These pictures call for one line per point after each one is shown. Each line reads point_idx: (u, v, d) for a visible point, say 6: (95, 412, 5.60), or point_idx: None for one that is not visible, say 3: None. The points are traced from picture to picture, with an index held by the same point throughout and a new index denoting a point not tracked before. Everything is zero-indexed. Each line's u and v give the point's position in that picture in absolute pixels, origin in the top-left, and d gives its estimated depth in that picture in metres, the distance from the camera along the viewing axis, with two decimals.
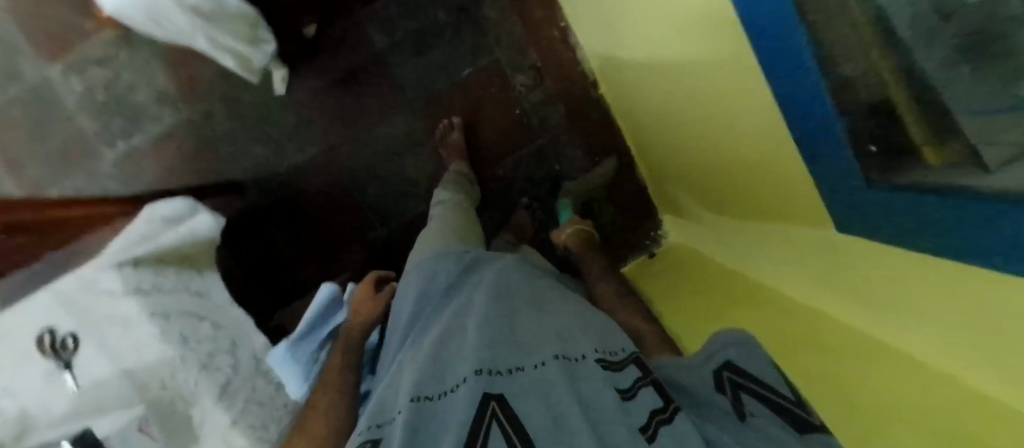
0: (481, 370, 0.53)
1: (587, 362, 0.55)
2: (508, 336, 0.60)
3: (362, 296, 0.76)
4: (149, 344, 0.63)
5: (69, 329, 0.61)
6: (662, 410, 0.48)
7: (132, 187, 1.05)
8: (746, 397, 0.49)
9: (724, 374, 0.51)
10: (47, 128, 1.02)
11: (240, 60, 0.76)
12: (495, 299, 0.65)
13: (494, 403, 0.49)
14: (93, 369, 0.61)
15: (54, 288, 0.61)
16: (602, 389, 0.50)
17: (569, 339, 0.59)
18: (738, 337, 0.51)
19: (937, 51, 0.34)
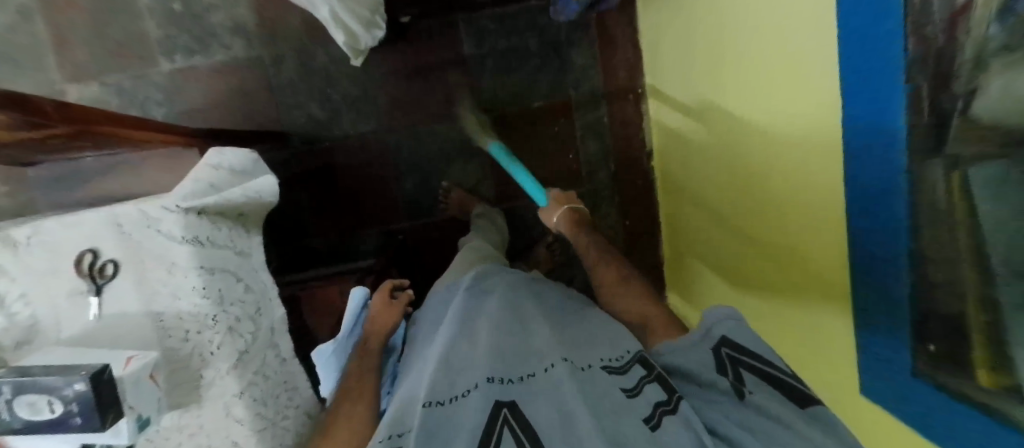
0: (492, 378, 0.51)
1: (595, 369, 0.53)
2: (516, 338, 0.58)
3: (381, 303, 0.81)
4: (187, 295, 0.61)
5: (110, 256, 0.59)
6: (667, 403, 0.48)
7: (178, 104, 1.02)
8: (744, 372, 0.50)
9: (722, 352, 0.53)
10: (111, 18, 0.99)
11: (350, 39, 0.75)
12: (503, 307, 0.64)
13: (506, 409, 0.47)
14: (124, 303, 0.60)
15: (112, 212, 0.59)
16: (611, 396, 0.49)
17: (574, 346, 0.58)
18: (732, 318, 0.55)
19: (1023, 307, 0.37)
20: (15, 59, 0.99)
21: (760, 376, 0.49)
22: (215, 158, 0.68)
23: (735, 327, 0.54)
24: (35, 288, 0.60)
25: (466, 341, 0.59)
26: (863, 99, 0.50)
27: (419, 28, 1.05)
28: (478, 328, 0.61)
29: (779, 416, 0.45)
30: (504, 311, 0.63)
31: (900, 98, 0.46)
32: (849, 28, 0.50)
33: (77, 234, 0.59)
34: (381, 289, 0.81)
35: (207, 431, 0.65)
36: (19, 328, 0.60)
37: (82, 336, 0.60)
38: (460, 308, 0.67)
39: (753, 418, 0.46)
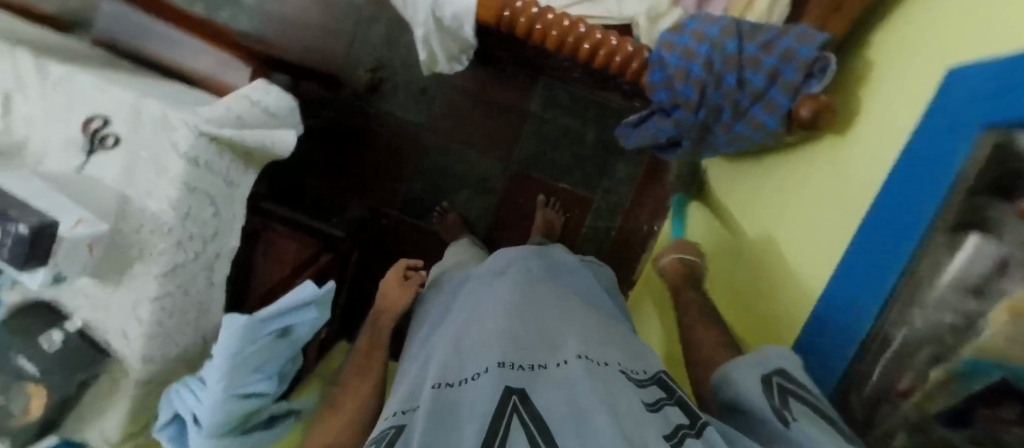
0: (505, 363, 0.52)
1: (610, 368, 0.52)
2: (535, 329, 0.59)
3: (392, 282, 0.86)
4: (159, 198, 0.65)
5: (116, 131, 0.63)
6: (690, 425, 0.46)
7: None
8: (795, 403, 0.45)
9: (773, 380, 0.48)
10: None
11: (429, 60, 0.81)
12: (520, 296, 0.65)
13: (516, 398, 0.47)
14: (108, 174, 0.65)
15: (140, 98, 0.62)
16: (626, 392, 0.48)
17: (598, 345, 0.57)
18: (782, 356, 0.48)
19: None
20: None
21: (816, 410, 0.44)
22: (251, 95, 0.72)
23: (781, 360, 0.48)
24: (44, 119, 0.64)
25: (481, 327, 0.61)
26: (895, 202, 0.49)
27: (505, 63, 1.08)
28: (492, 313, 0.62)
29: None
30: (521, 300, 0.64)
31: (919, 228, 0.45)
32: (933, 125, 0.46)
33: (105, 99, 0.63)
34: (392, 268, 0.87)
35: (108, 310, 0.68)
36: (15, 142, 0.66)
37: (59, 180, 0.65)
38: (474, 295, 0.71)
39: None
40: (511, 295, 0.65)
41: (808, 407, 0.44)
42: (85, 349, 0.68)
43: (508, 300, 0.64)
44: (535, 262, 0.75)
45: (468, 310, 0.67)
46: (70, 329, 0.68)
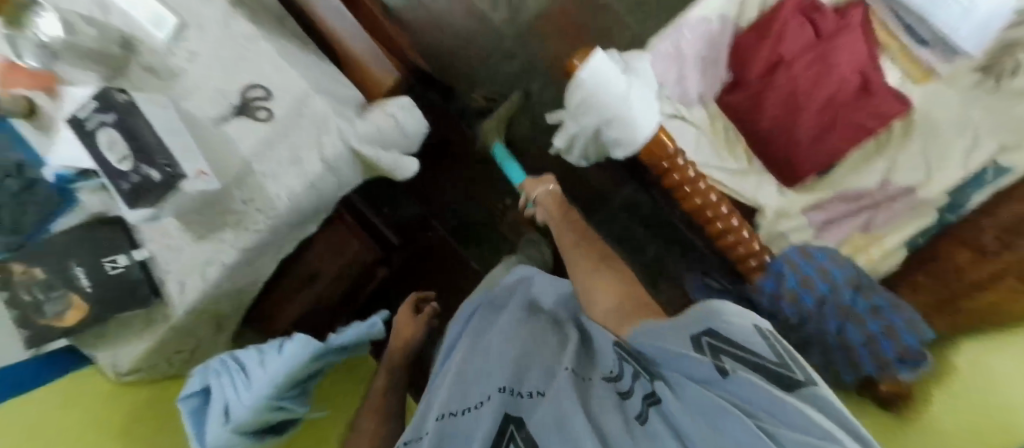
0: (504, 388, 0.54)
1: (594, 381, 0.54)
2: (530, 351, 0.62)
3: (405, 319, 0.94)
4: (281, 183, 0.64)
5: (272, 108, 0.62)
6: (651, 405, 0.48)
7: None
8: (725, 357, 0.48)
9: (701, 341, 0.50)
10: None
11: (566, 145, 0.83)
12: (520, 323, 0.67)
13: (513, 426, 0.50)
14: (247, 141, 0.64)
15: (310, 94, 0.62)
16: (605, 397, 0.50)
17: (585, 362, 0.59)
18: (710, 322, 0.50)
19: None
20: None
21: (742, 363, 0.47)
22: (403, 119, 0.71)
23: (711, 318, 0.51)
24: (212, 59, 0.62)
25: (484, 356, 0.63)
26: None
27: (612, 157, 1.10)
28: (489, 343, 0.65)
29: (765, 405, 0.42)
30: (521, 327, 0.66)
31: None
32: None
33: (279, 78, 0.62)
34: (406, 302, 0.96)
35: (179, 256, 0.68)
36: (170, 67, 0.63)
37: (195, 123, 0.63)
38: (480, 325, 0.73)
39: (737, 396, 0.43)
40: (508, 320, 0.68)
41: (742, 364, 0.46)
42: (139, 280, 0.67)
43: (506, 326, 0.67)
44: (526, 295, 0.77)
45: (471, 338, 0.70)
46: (136, 258, 0.67)
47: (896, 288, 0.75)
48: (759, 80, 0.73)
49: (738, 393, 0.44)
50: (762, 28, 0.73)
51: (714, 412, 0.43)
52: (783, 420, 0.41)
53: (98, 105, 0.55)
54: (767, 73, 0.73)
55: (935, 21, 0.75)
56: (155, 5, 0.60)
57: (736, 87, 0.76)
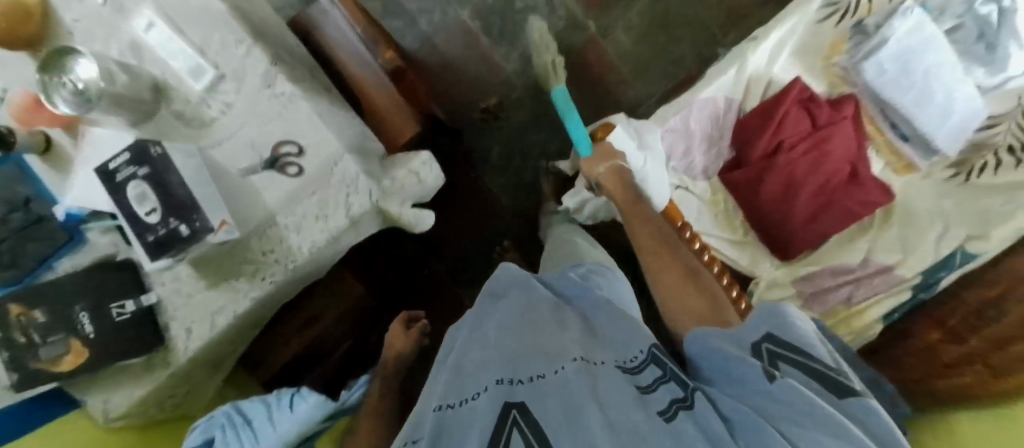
0: (503, 379, 0.52)
1: (607, 366, 0.52)
2: (532, 338, 0.59)
3: (398, 329, 0.89)
4: (303, 235, 0.65)
5: (302, 163, 0.63)
6: (681, 400, 0.48)
7: (440, 43, 1.14)
8: (783, 366, 0.49)
9: (762, 347, 0.51)
10: None
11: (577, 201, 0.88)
12: (518, 314, 0.65)
13: (515, 411, 0.48)
14: (273, 194, 0.64)
15: (342, 154, 0.63)
16: (618, 385, 0.49)
17: (592, 346, 0.57)
18: (759, 329, 0.52)
19: None
20: None
21: (802, 372, 0.48)
22: (426, 173, 0.73)
23: (771, 321, 0.52)
24: (248, 111, 0.63)
25: (480, 347, 0.60)
26: None
27: None
28: (488, 335, 0.62)
29: (807, 410, 0.43)
30: (518, 317, 0.64)
31: None
32: None
33: (314, 136, 0.63)
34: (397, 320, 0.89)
35: (189, 303, 0.66)
36: (203, 117, 0.63)
37: (220, 172, 0.63)
38: (475, 317, 0.70)
39: (787, 403, 0.44)
40: (506, 313, 0.66)
41: (798, 371, 0.48)
42: (144, 325, 0.65)
43: (503, 317, 0.65)
44: (522, 278, 0.74)
45: (469, 331, 0.67)
46: (144, 304, 0.65)
47: (878, 360, 0.79)
48: (760, 161, 0.78)
49: (779, 400, 0.45)
50: (766, 114, 0.78)
51: (753, 426, 0.44)
52: (822, 424, 0.42)
53: (132, 156, 0.55)
54: (767, 156, 0.78)
55: (920, 121, 0.89)
56: (195, 55, 0.61)
57: (738, 165, 0.81)
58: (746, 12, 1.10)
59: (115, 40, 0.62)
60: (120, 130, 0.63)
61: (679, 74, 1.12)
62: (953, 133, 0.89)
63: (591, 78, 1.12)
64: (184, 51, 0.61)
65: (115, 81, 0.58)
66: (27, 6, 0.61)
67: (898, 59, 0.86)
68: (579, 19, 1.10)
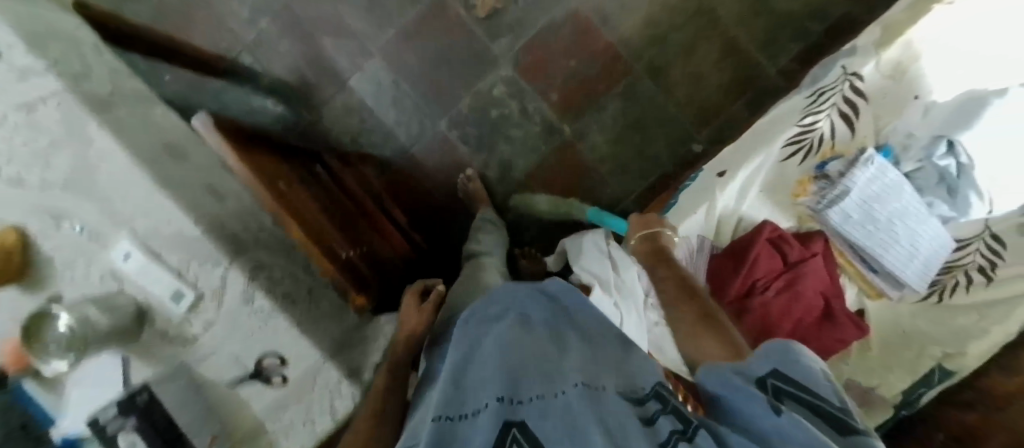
0: (505, 397, 0.42)
1: (613, 394, 0.42)
2: (534, 349, 0.49)
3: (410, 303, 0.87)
4: (291, 435, 0.69)
5: (286, 371, 0.67)
6: (681, 432, 0.37)
7: (420, 155, 1.20)
8: (788, 404, 0.41)
9: (767, 382, 0.43)
10: (453, 75, 1.16)
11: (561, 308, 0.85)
12: (520, 322, 0.54)
13: (514, 430, 0.39)
14: (260, 402, 0.67)
15: (323, 362, 0.69)
16: (623, 418, 0.38)
17: (594, 366, 0.46)
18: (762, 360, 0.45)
19: None
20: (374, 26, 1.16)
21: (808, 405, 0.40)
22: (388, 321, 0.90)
23: (776, 356, 0.45)
24: (229, 328, 0.65)
25: (480, 352, 0.50)
26: None
27: None
28: (484, 343, 0.51)
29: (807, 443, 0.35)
30: (522, 325, 0.54)
31: None
32: None
33: (297, 347, 0.67)
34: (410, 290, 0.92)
35: None
36: (186, 334, 0.64)
37: (209, 386, 0.65)
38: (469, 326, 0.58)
39: (793, 434, 0.36)
40: (508, 320, 0.54)
41: (807, 406, 0.40)
42: None
43: (504, 324, 0.54)
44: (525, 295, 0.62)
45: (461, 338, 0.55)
46: None
47: None
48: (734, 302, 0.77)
49: (784, 429, 0.36)
50: (737, 254, 0.79)
51: None
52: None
53: (119, 410, 0.58)
54: (741, 296, 0.78)
55: (889, 261, 0.76)
56: (173, 280, 0.63)
57: None
58: (717, 108, 1.14)
59: (93, 267, 0.64)
60: (111, 357, 0.62)
61: (654, 170, 1.16)
62: (918, 273, 0.77)
63: (570, 179, 1.18)
64: (164, 277, 0.62)
65: (95, 325, 0.57)
66: (6, 246, 0.59)
67: (863, 205, 0.74)
68: (551, 126, 1.17)
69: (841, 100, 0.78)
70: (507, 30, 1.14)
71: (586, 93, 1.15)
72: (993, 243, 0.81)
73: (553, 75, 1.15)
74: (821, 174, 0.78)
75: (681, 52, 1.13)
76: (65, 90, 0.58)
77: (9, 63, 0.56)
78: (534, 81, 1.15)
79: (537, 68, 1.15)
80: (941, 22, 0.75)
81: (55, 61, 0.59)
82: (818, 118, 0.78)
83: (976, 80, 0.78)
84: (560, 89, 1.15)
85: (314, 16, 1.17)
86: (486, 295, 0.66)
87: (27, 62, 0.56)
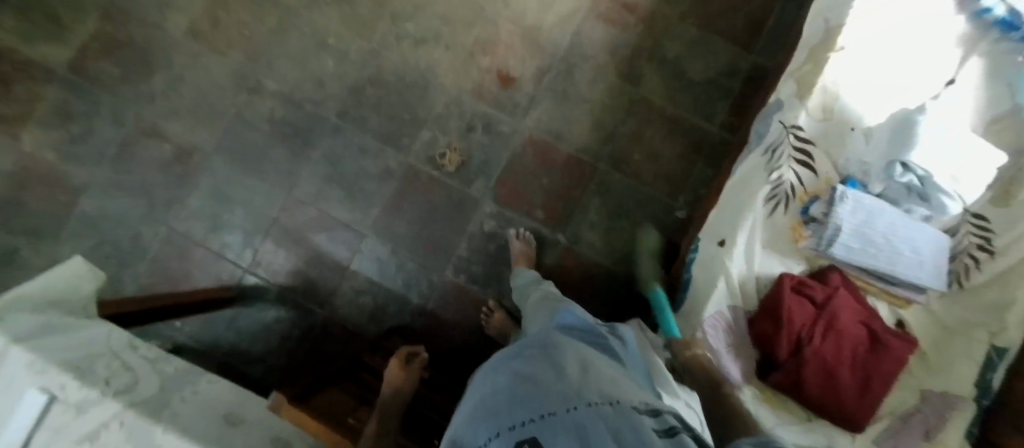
0: (514, 422, 0.42)
1: (630, 409, 0.40)
2: (548, 372, 0.48)
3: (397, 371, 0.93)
4: None
5: None
6: None
7: (437, 308, 1.22)
8: None
9: None
10: (443, 226, 1.23)
11: None
12: (535, 352, 0.54)
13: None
14: None
15: None
16: (636, 429, 0.37)
17: (612, 386, 0.45)
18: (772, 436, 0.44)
19: None
20: (359, 208, 1.23)
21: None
22: None
23: None
24: None
25: (484, 391, 0.50)
26: None
27: None
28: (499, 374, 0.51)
29: None
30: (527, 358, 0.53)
31: None
32: None
33: None
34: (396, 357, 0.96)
35: None
36: None
37: None
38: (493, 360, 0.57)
39: None
40: (527, 351, 0.55)
41: None
42: None
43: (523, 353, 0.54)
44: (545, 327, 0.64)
45: (484, 372, 0.56)
46: None
47: None
48: None
49: None
50: (772, 314, 0.83)
51: None
52: None
53: None
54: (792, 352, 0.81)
55: (903, 273, 0.82)
56: None
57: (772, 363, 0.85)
58: (684, 174, 1.23)
59: None
60: None
61: (654, 246, 1.22)
62: (931, 273, 0.83)
63: (583, 278, 1.22)
64: None
65: None
66: None
67: (857, 234, 0.81)
68: (548, 238, 1.23)
69: (793, 150, 0.87)
70: (478, 172, 1.23)
71: (566, 202, 1.23)
72: (977, 222, 0.87)
73: (533, 196, 1.24)
74: (808, 218, 0.87)
75: (633, 139, 1.24)
76: (122, 406, 0.58)
77: (66, 403, 0.57)
78: (519, 206, 1.23)
79: (515, 195, 1.23)
80: (841, 64, 0.87)
81: (105, 383, 0.60)
82: (780, 171, 0.87)
83: (900, 101, 0.89)
84: (544, 204, 1.23)
85: (299, 222, 1.22)
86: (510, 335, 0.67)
87: (82, 396, 0.58)
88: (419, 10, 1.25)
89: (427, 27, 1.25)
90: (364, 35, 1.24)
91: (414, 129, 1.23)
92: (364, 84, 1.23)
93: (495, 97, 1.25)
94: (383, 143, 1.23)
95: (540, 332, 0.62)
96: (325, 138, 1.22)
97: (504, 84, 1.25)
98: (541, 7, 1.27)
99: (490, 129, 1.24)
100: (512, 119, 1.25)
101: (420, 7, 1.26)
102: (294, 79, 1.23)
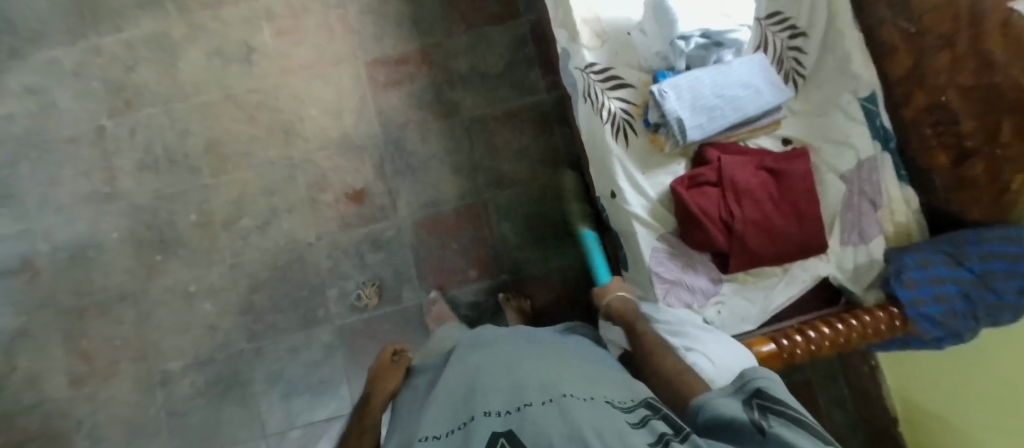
0: (490, 411, 0.45)
1: (598, 401, 0.44)
2: (521, 374, 0.51)
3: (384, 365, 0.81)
4: None
5: None
6: (676, 434, 0.39)
7: None
8: (772, 415, 0.41)
9: (752, 401, 0.44)
10: (407, 347, 1.21)
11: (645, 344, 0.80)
12: (520, 366, 0.53)
13: (502, 439, 0.40)
14: None
15: None
16: (608, 418, 0.41)
17: (584, 384, 0.50)
18: (765, 374, 0.47)
19: None
20: (329, 393, 1.19)
21: (792, 422, 0.40)
22: None
23: (758, 381, 0.46)
24: None
25: (458, 389, 0.53)
26: None
27: None
28: (475, 364, 0.58)
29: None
30: (484, 354, 0.61)
31: None
32: None
33: None
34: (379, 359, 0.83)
35: None
36: None
37: None
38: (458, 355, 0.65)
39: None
40: (508, 361, 0.56)
41: (784, 415, 0.41)
42: None
43: (496, 356, 0.58)
44: (516, 340, 0.65)
45: (462, 368, 0.59)
46: None
47: (929, 188, 0.87)
48: (724, 242, 0.83)
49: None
50: (689, 220, 0.84)
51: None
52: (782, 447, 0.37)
53: None
54: (725, 234, 0.84)
55: (753, 104, 0.85)
56: None
57: (722, 255, 0.87)
58: (553, 147, 1.26)
59: None
60: None
61: None
62: (772, 86, 0.87)
63: (546, 290, 1.22)
64: None
65: None
66: None
67: (696, 107, 0.84)
68: (495, 282, 1.23)
69: (599, 85, 0.91)
70: (397, 283, 1.22)
71: (485, 245, 1.24)
72: (773, 21, 0.93)
73: (455, 263, 1.23)
74: (655, 125, 0.88)
75: (492, 152, 1.26)
76: None
77: None
78: (453, 279, 1.23)
79: (441, 274, 1.23)
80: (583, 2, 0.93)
81: None
82: (604, 104, 0.90)
83: None
84: (470, 259, 1.23)
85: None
86: (486, 331, 0.71)
87: None
88: (241, 204, 1.23)
89: (260, 211, 1.23)
90: (215, 261, 1.21)
91: (320, 297, 1.21)
92: (250, 298, 1.21)
93: (360, 215, 1.24)
94: (306, 330, 1.20)
95: (516, 343, 0.64)
96: (254, 366, 1.19)
97: (359, 201, 1.24)
98: (333, 119, 1.26)
99: (379, 244, 1.23)
100: (389, 221, 1.24)
101: (240, 199, 1.23)
102: (190, 344, 1.19)
